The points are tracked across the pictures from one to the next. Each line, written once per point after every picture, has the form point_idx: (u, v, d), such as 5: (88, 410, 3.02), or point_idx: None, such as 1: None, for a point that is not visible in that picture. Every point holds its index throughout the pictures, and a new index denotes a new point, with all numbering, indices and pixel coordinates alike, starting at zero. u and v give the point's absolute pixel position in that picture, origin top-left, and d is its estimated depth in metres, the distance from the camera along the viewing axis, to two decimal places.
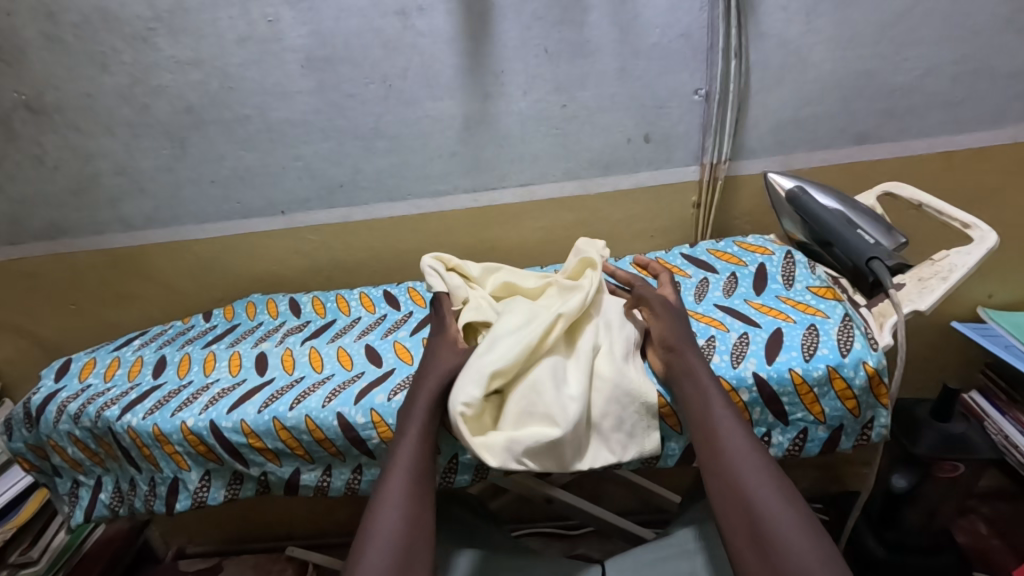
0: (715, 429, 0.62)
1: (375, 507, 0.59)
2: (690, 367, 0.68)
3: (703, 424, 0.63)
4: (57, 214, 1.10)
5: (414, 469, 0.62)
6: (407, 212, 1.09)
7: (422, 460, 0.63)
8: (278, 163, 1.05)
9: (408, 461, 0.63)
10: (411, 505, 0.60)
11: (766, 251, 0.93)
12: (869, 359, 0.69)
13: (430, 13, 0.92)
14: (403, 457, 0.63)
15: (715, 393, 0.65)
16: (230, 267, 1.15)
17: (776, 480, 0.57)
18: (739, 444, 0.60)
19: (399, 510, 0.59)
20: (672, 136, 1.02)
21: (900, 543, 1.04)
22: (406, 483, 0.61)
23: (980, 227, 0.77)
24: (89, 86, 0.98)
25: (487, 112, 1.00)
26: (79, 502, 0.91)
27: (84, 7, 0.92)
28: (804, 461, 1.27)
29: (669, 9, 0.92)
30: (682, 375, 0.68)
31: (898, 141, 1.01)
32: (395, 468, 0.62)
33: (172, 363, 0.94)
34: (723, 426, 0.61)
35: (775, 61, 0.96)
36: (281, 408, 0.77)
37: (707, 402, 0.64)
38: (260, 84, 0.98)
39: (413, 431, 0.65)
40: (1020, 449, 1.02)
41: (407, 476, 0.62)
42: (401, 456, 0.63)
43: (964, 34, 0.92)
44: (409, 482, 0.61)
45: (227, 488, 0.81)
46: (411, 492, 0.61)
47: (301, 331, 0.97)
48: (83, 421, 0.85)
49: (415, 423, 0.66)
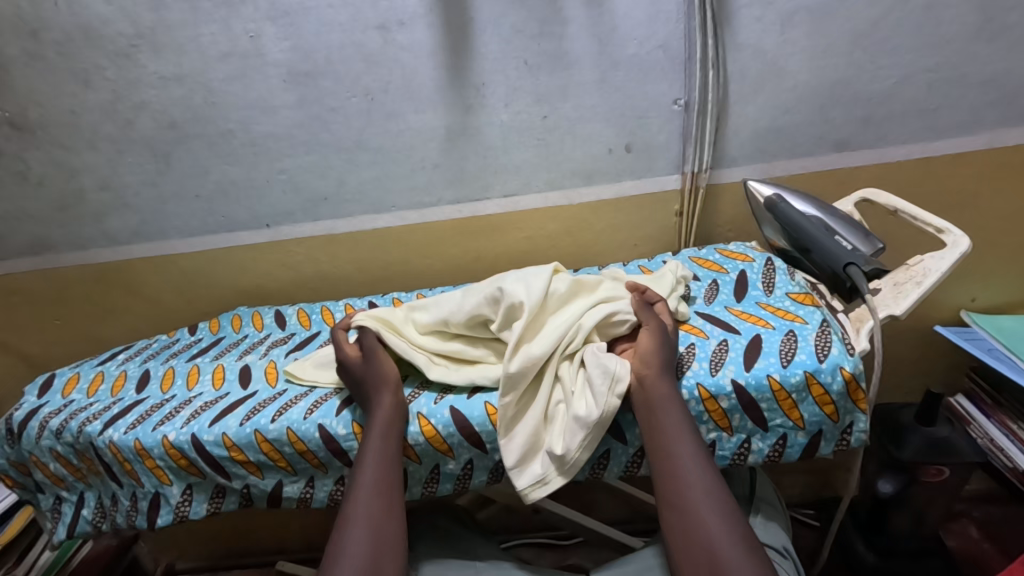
0: (675, 469, 0.61)
1: (343, 526, 0.60)
2: (658, 397, 0.65)
3: (665, 460, 0.62)
4: (42, 229, 1.10)
5: (376, 485, 0.63)
6: (391, 223, 1.10)
7: (390, 481, 0.65)
8: (262, 177, 1.06)
9: (371, 477, 0.64)
10: (382, 521, 0.61)
11: (747, 258, 0.95)
12: (846, 364, 0.69)
13: (410, 27, 0.93)
14: (368, 473, 0.64)
15: (680, 429, 0.63)
16: (215, 281, 1.15)
17: (736, 523, 0.56)
18: (701, 485, 0.59)
19: (367, 529, 0.60)
20: (653, 146, 1.03)
21: (891, 549, 1.03)
22: (370, 499, 0.62)
23: (953, 231, 0.78)
24: (72, 102, 0.99)
25: (469, 123, 1.01)
26: (61, 518, 0.90)
27: (66, 25, 0.93)
28: (794, 466, 1.26)
29: (647, 20, 0.93)
30: (644, 409, 0.66)
31: (877, 148, 1.02)
32: (361, 483, 0.63)
33: (155, 377, 0.94)
34: (684, 470, 0.60)
35: (752, 72, 0.97)
36: (263, 420, 0.77)
37: (670, 439, 0.63)
38: (242, 99, 0.99)
39: (376, 449, 0.66)
40: (1006, 452, 1.01)
41: (371, 492, 0.63)
42: (365, 475, 0.64)
43: (938, 43, 0.94)
44: (371, 499, 0.62)
45: (210, 502, 0.80)
46: (379, 509, 0.62)
47: (285, 343, 0.98)
48: (65, 437, 0.85)
49: (380, 441, 0.67)
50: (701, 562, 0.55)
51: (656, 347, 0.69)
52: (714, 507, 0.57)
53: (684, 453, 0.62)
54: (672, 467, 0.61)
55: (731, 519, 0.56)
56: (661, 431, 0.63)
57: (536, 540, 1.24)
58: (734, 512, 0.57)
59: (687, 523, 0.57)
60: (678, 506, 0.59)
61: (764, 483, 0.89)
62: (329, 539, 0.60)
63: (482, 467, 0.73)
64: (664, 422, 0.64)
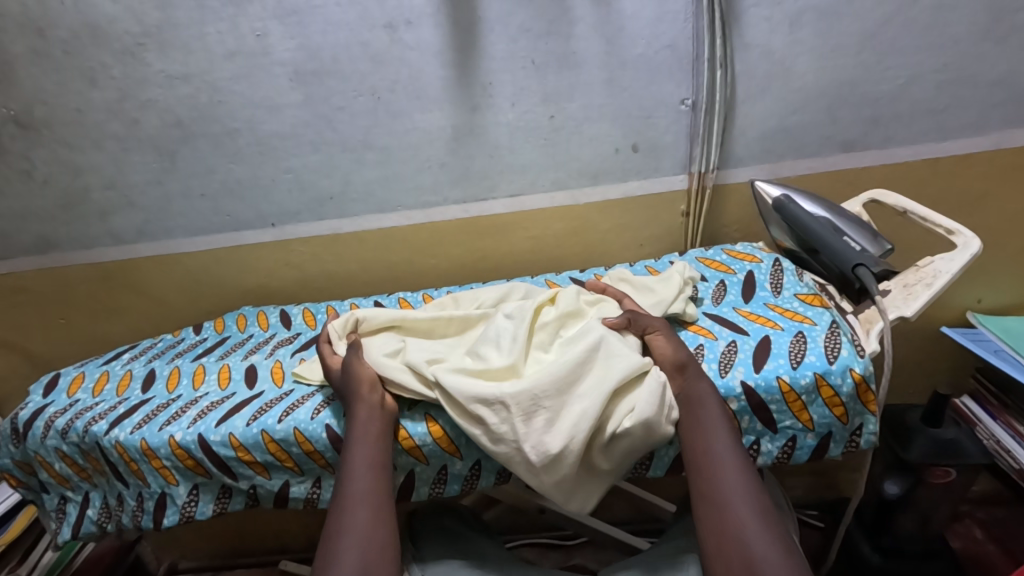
0: (715, 469, 0.60)
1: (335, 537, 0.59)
2: (700, 395, 0.66)
3: (704, 453, 0.62)
4: (46, 228, 1.10)
5: (365, 495, 0.62)
6: (396, 222, 1.09)
7: (379, 488, 0.63)
8: (267, 176, 1.05)
9: (363, 487, 0.63)
10: (374, 529, 0.60)
11: (754, 259, 0.94)
12: (856, 366, 0.69)
13: (417, 26, 0.93)
14: (359, 485, 0.63)
15: (723, 425, 0.64)
16: (220, 280, 1.15)
17: (775, 527, 0.55)
18: (739, 480, 0.59)
19: (359, 539, 0.58)
20: (660, 146, 1.03)
21: (897, 550, 1.03)
22: (362, 507, 0.61)
23: (964, 233, 0.78)
24: (78, 101, 0.98)
25: (476, 123, 1.01)
26: (66, 518, 0.90)
27: (73, 23, 0.92)
28: (799, 467, 1.26)
29: (655, 20, 0.93)
30: (684, 409, 0.66)
31: (884, 149, 1.02)
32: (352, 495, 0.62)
33: (161, 377, 0.93)
34: (723, 464, 0.60)
35: (760, 72, 0.97)
36: (270, 421, 0.76)
37: (711, 434, 0.63)
38: (249, 98, 0.98)
39: (363, 457, 0.65)
40: (1011, 454, 1.02)
41: (362, 502, 0.61)
42: (356, 485, 0.63)
43: (947, 43, 0.94)
44: (363, 509, 0.61)
45: (216, 502, 0.80)
46: (371, 519, 0.60)
47: (290, 343, 0.97)
48: (71, 437, 0.84)
49: (366, 446, 0.66)
50: (738, 560, 0.53)
51: (677, 350, 0.71)
52: (753, 508, 0.56)
53: (724, 448, 0.62)
54: (710, 462, 0.61)
55: (771, 521, 0.56)
56: (700, 431, 0.64)
57: (539, 541, 1.24)
58: (773, 516, 0.56)
59: (725, 521, 0.56)
60: (715, 505, 0.58)
61: (771, 486, 0.88)
62: (319, 551, 0.58)
63: (490, 469, 0.73)
64: (707, 423, 0.64)
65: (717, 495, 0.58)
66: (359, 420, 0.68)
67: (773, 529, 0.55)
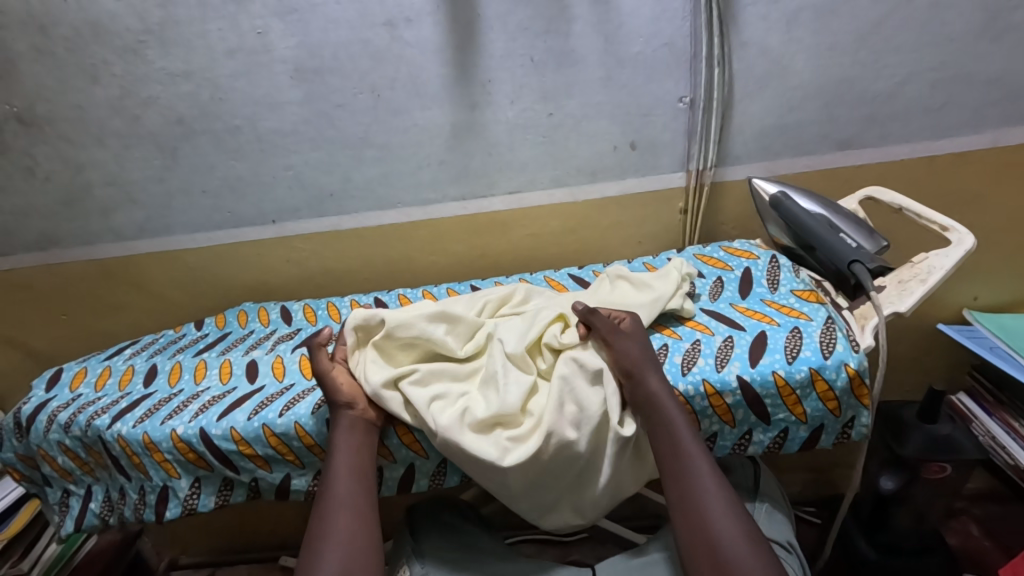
0: (683, 469, 0.62)
1: (318, 545, 0.61)
2: (660, 394, 0.66)
3: (670, 458, 0.63)
4: (49, 224, 1.11)
5: (345, 501, 0.64)
6: (396, 219, 1.10)
7: (359, 496, 0.65)
8: (268, 173, 1.06)
9: (343, 494, 0.65)
10: (354, 535, 0.62)
11: (752, 256, 0.95)
12: (850, 361, 0.69)
13: (417, 24, 0.94)
14: (337, 494, 0.65)
15: (684, 425, 0.64)
16: (221, 276, 1.16)
17: (741, 522, 0.58)
18: (706, 482, 0.60)
19: (340, 547, 0.61)
20: (657, 144, 1.04)
21: (892, 546, 1.04)
22: (343, 516, 0.63)
23: (958, 229, 0.78)
24: (81, 98, 0.99)
25: (475, 120, 1.01)
26: (69, 512, 0.90)
27: (75, 21, 0.93)
28: (796, 463, 1.27)
29: (652, 18, 0.94)
30: (647, 406, 0.66)
31: (881, 146, 1.03)
32: (331, 505, 0.64)
33: (162, 372, 0.94)
34: (690, 465, 0.62)
35: (757, 70, 0.97)
36: (270, 415, 0.77)
37: (677, 435, 0.64)
38: (249, 95, 0.99)
39: (340, 465, 0.66)
40: (1007, 450, 1.01)
41: (342, 509, 0.63)
42: (337, 492, 0.65)
43: (942, 42, 0.94)
44: (344, 517, 0.63)
45: (217, 495, 0.81)
46: (352, 527, 0.62)
47: (291, 338, 0.98)
48: (73, 431, 0.85)
49: (344, 455, 0.67)
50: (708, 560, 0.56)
51: (629, 354, 0.69)
52: (720, 507, 0.58)
53: (691, 451, 0.63)
54: (677, 467, 0.62)
55: (737, 517, 0.58)
56: (668, 430, 0.64)
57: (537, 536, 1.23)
58: (738, 511, 0.59)
59: (694, 522, 0.58)
60: (686, 506, 0.60)
61: (768, 478, 0.89)
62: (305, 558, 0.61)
63: None
64: (672, 421, 0.64)
65: (688, 499, 0.60)
66: (342, 428, 0.69)
67: (741, 531, 0.57)
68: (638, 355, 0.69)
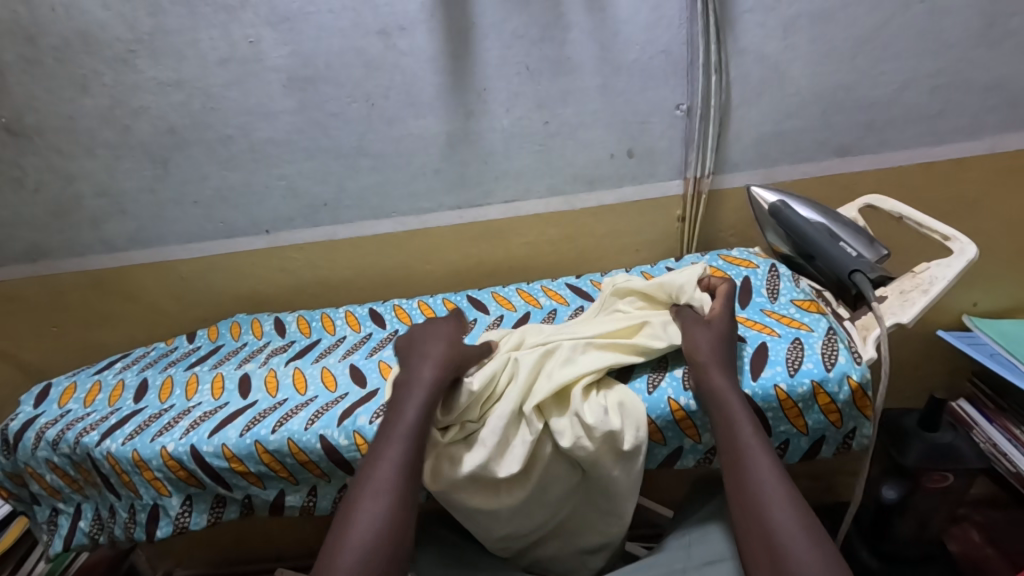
0: (741, 463, 0.58)
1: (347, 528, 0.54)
2: (721, 389, 0.64)
3: (730, 460, 0.59)
4: (38, 236, 1.09)
5: (391, 488, 0.56)
6: (391, 229, 1.09)
7: (402, 482, 0.57)
8: (261, 183, 1.05)
9: (387, 478, 0.57)
10: (389, 526, 0.54)
11: (750, 264, 0.94)
12: (853, 373, 0.68)
13: (411, 32, 0.92)
14: (381, 476, 0.57)
15: (745, 420, 0.61)
16: (214, 287, 1.14)
17: (802, 521, 0.53)
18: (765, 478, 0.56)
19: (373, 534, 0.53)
20: (655, 151, 1.03)
21: (896, 555, 1.03)
22: (384, 503, 0.55)
23: (960, 239, 0.78)
24: (70, 108, 0.98)
25: (471, 129, 1.00)
26: (58, 530, 0.89)
27: (63, 30, 0.92)
28: (796, 469, 1.25)
29: (649, 26, 0.93)
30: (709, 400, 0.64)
31: (879, 153, 1.02)
32: (371, 487, 0.56)
33: (154, 387, 0.93)
34: (748, 460, 0.58)
35: (754, 77, 0.97)
36: (263, 431, 0.76)
37: (734, 430, 0.61)
38: (242, 105, 0.98)
39: (396, 448, 0.59)
40: (1008, 457, 1.00)
41: (386, 496, 0.55)
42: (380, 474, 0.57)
43: (940, 47, 0.94)
44: (388, 503, 0.55)
45: (209, 512, 0.79)
46: (390, 516, 0.54)
47: (285, 351, 0.97)
48: (62, 448, 0.83)
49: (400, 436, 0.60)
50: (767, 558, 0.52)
51: (705, 345, 0.68)
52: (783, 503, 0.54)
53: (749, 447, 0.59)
54: (737, 459, 0.59)
55: (798, 512, 0.54)
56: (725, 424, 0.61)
57: None
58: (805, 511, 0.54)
59: (752, 516, 0.55)
60: (743, 499, 0.57)
61: None
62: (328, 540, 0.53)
63: None
64: (731, 413, 0.62)
65: (747, 494, 0.56)
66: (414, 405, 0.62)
67: (802, 525, 0.53)
68: (708, 351, 0.67)
